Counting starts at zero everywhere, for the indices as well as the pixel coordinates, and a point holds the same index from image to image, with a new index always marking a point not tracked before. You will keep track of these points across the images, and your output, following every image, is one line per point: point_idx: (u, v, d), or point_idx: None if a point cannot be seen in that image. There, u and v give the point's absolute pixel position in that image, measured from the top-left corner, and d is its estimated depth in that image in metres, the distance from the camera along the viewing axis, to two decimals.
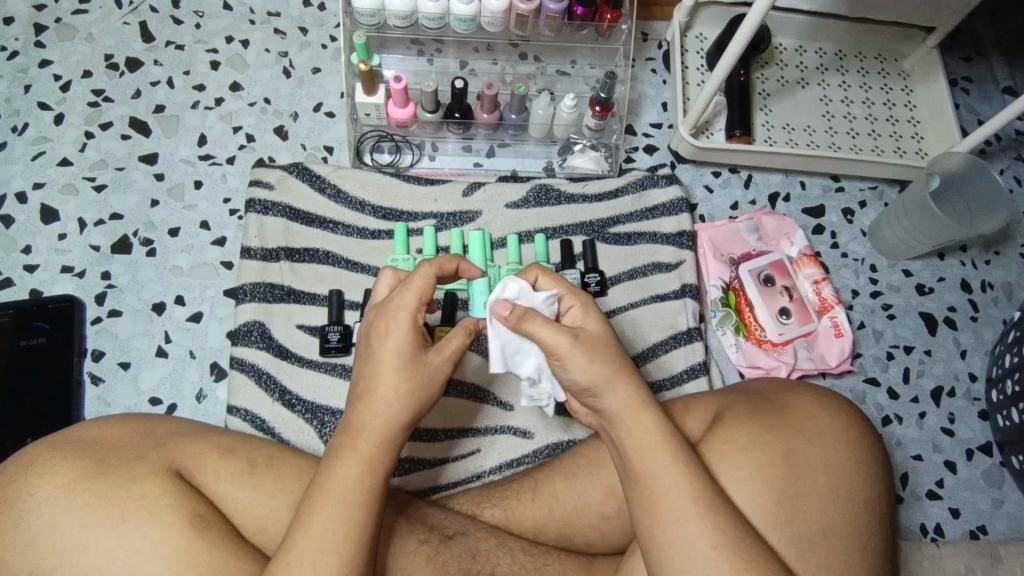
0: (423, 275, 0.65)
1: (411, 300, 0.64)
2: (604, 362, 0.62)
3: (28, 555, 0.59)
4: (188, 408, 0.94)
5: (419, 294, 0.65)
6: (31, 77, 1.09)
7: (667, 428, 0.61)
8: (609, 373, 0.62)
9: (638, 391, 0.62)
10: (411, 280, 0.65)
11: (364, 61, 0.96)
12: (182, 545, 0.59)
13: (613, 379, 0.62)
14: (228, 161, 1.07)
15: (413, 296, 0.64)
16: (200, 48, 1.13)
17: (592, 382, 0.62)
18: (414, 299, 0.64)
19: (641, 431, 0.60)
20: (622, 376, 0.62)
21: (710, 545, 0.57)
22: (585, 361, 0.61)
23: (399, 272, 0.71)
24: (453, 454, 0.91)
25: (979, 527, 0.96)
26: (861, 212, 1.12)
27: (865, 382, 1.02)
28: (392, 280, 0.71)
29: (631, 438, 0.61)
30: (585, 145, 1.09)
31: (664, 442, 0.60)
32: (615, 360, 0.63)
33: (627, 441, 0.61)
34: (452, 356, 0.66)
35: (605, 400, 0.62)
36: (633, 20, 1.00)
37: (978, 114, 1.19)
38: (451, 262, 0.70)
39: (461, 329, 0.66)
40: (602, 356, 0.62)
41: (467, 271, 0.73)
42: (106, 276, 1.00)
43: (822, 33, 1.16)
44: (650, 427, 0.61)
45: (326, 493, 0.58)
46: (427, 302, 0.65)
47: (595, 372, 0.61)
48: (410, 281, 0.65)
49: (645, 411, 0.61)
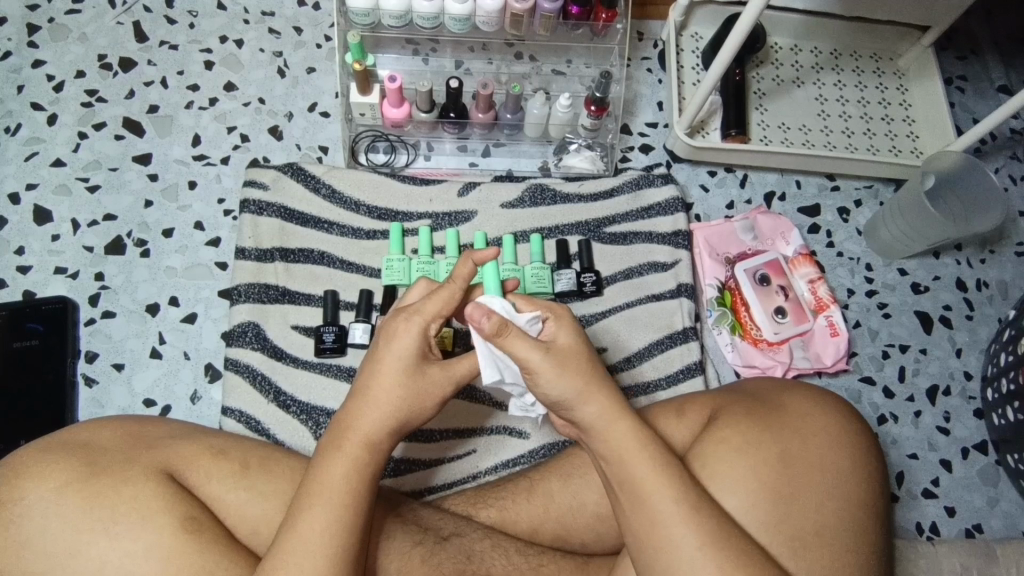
0: (448, 291, 0.65)
1: (430, 310, 0.65)
2: (575, 375, 0.61)
3: (20, 558, 0.58)
4: (183, 409, 0.94)
5: (440, 307, 0.65)
6: (24, 77, 1.09)
7: (646, 435, 0.61)
8: (581, 386, 0.61)
9: (613, 399, 0.62)
10: (436, 292, 0.65)
11: (359, 61, 0.96)
12: (174, 548, 0.59)
13: (586, 392, 0.61)
14: (222, 161, 1.07)
15: (434, 307, 0.65)
16: (194, 48, 1.12)
17: (563, 397, 0.61)
18: (432, 310, 0.65)
19: (620, 440, 0.60)
20: (597, 390, 0.61)
21: (696, 544, 0.56)
22: (557, 376, 0.61)
23: (433, 283, 0.71)
24: (449, 454, 0.91)
25: (975, 525, 0.96)
26: (856, 211, 1.12)
27: (861, 381, 1.02)
28: (426, 288, 0.70)
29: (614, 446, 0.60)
30: (581, 144, 1.09)
31: (644, 449, 0.60)
32: (588, 371, 0.62)
33: (608, 450, 0.61)
34: (455, 375, 0.66)
35: (578, 413, 0.62)
36: (629, 20, 1.00)
37: (973, 113, 1.19)
38: (465, 265, 0.66)
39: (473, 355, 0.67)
40: (574, 368, 0.62)
41: (480, 259, 0.68)
42: (100, 277, 0.99)
43: (818, 32, 1.16)
44: (635, 432, 0.60)
45: (316, 494, 0.58)
46: (445, 316, 0.66)
47: (567, 388, 0.61)
48: (433, 292, 0.66)
49: (622, 419, 0.61)
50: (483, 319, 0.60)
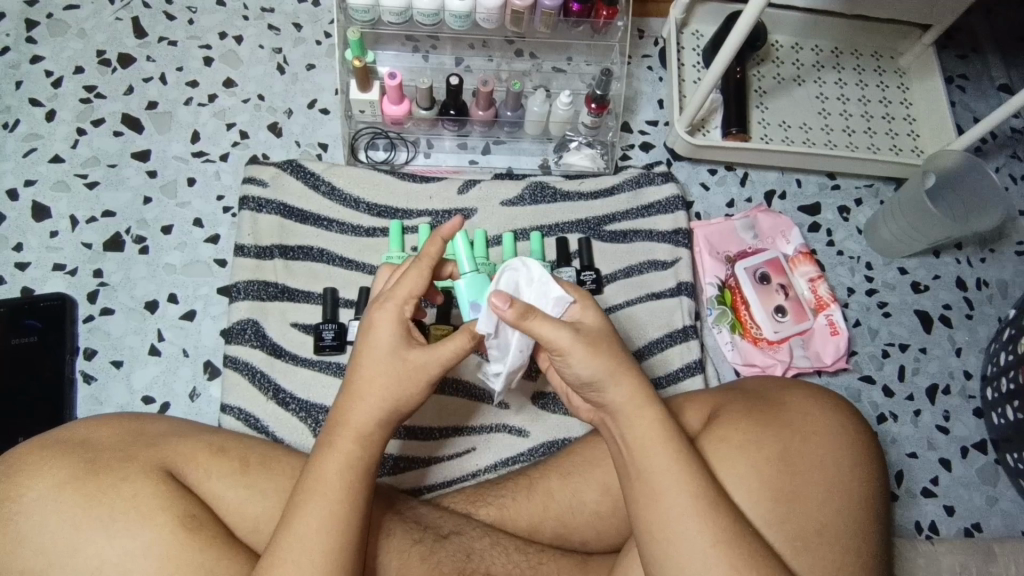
0: (415, 269, 0.64)
1: (401, 293, 0.64)
2: (603, 356, 0.61)
3: (18, 556, 0.58)
4: (182, 407, 0.93)
5: (411, 286, 0.64)
6: (22, 73, 1.08)
7: (667, 426, 0.60)
8: (613, 367, 0.61)
9: (639, 387, 0.62)
10: (405, 274, 0.65)
11: (359, 57, 0.96)
12: (173, 547, 0.59)
13: (618, 372, 0.61)
14: (221, 158, 1.06)
15: (405, 289, 0.64)
16: (193, 44, 1.12)
17: (596, 376, 0.61)
18: (404, 291, 0.64)
19: (644, 429, 0.60)
20: (627, 374, 0.61)
21: (710, 541, 0.56)
22: (587, 358, 0.60)
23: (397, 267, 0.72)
24: (447, 452, 0.90)
25: (974, 524, 0.96)
26: (857, 210, 1.12)
27: (861, 380, 1.02)
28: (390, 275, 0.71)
29: (635, 436, 0.60)
30: (582, 142, 1.08)
31: (666, 438, 0.60)
32: (616, 354, 0.62)
33: (630, 439, 0.61)
34: (442, 358, 0.63)
35: (608, 395, 0.62)
36: (629, 17, 1.00)
37: (974, 111, 1.19)
38: (433, 245, 0.65)
39: (461, 334, 0.63)
40: (603, 349, 0.61)
41: (447, 233, 0.67)
42: (98, 274, 0.99)
43: (818, 30, 1.16)
44: (654, 423, 0.60)
45: (319, 492, 0.58)
46: (419, 295, 0.65)
47: (600, 367, 0.61)
48: (403, 274, 0.65)
49: (647, 406, 0.61)
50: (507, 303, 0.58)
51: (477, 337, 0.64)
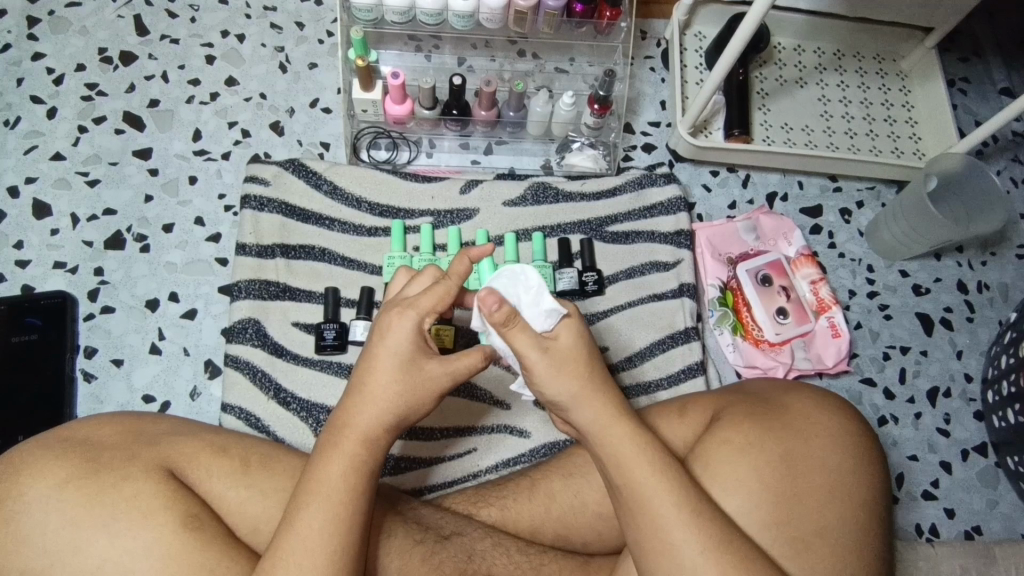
0: (444, 285, 0.65)
1: (424, 304, 0.64)
2: (572, 376, 0.61)
3: (17, 555, 0.58)
4: (182, 406, 0.93)
5: (436, 300, 0.64)
6: (23, 70, 1.08)
7: (646, 438, 0.60)
8: (578, 389, 0.61)
9: (610, 403, 0.62)
10: (432, 286, 0.65)
11: (360, 57, 0.95)
12: (174, 546, 0.59)
13: (582, 394, 0.61)
14: (223, 157, 1.06)
15: (429, 301, 0.64)
16: (195, 42, 1.12)
17: (559, 398, 0.62)
18: (428, 304, 0.64)
19: (620, 445, 0.60)
20: (593, 392, 0.61)
21: (699, 549, 0.56)
22: (553, 377, 0.61)
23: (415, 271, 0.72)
24: (449, 453, 0.90)
25: (974, 527, 0.96)
26: (858, 212, 1.12)
27: (862, 383, 1.02)
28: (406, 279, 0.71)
29: (609, 451, 0.60)
30: (584, 143, 1.08)
31: (644, 453, 0.59)
32: (587, 373, 0.62)
33: (607, 454, 0.61)
34: (454, 370, 0.65)
35: (579, 414, 0.62)
36: (632, 18, 1.00)
37: (975, 115, 1.19)
38: (461, 262, 0.66)
39: (477, 351, 0.65)
40: (571, 369, 0.61)
41: (477, 255, 0.68)
42: (99, 273, 0.99)
43: (821, 33, 1.16)
44: (629, 438, 0.60)
45: (312, 495, 0.57)
46: (443, 309, 0.65)
47: (564, 389, 0.61)
48: (430, 286, 0.65)
49: (621, 422, 0.61)
50: (494, 306, 0.59)
51: (490, 356, 0.66)
